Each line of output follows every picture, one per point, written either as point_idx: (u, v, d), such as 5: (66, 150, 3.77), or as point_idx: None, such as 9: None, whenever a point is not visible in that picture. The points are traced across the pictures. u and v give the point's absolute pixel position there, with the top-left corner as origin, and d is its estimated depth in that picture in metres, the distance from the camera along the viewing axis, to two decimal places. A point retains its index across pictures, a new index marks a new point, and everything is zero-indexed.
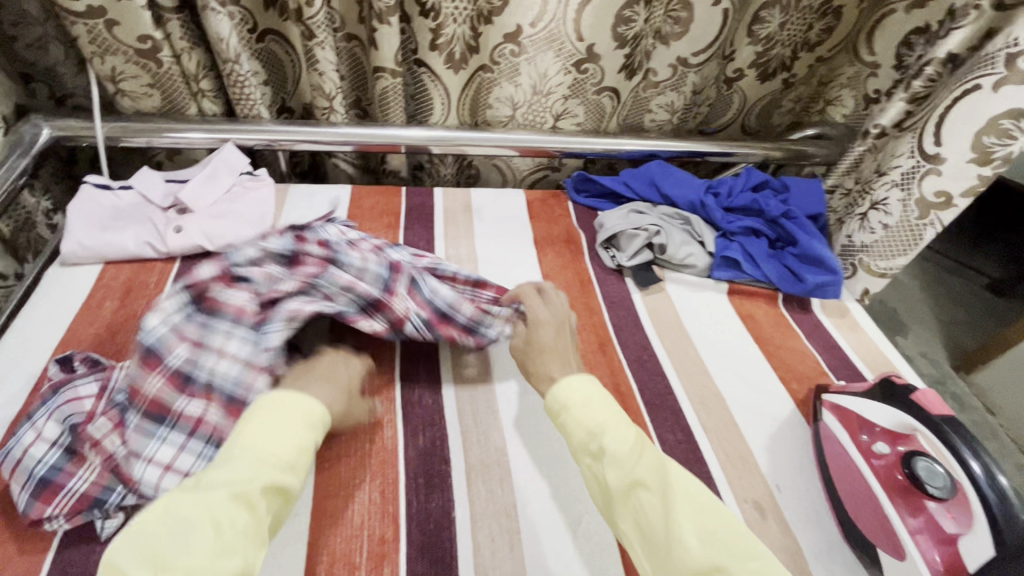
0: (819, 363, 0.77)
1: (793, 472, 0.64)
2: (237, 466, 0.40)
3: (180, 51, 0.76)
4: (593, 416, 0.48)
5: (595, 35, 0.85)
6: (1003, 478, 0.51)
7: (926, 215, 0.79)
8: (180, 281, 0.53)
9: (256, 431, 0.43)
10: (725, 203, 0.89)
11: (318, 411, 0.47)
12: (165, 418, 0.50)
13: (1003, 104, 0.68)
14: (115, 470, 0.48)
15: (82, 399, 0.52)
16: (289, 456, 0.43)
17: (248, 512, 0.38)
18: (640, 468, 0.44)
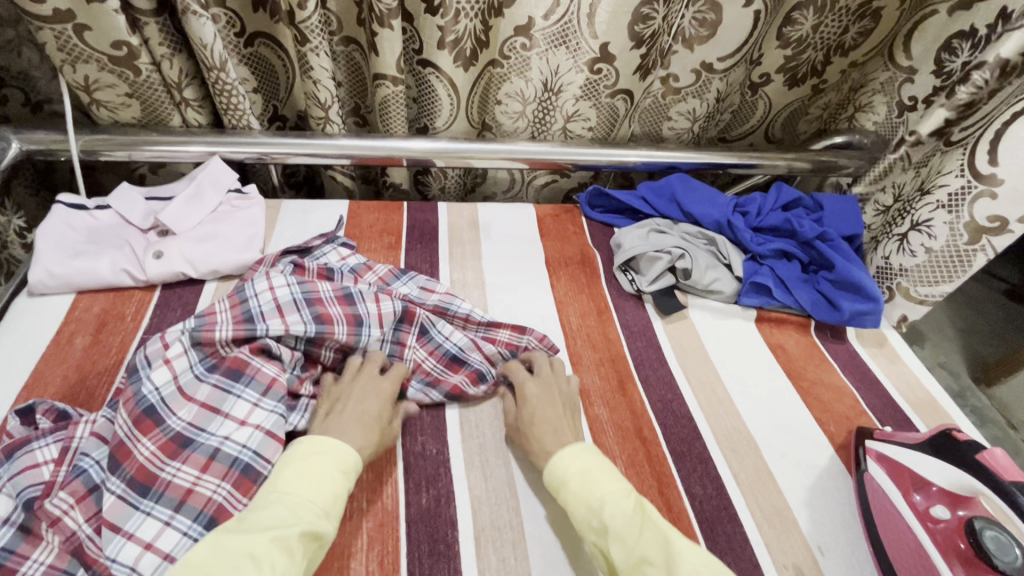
0: (858, 402, 0.70)
1: (836, 530, 0.58)
2: (278, 510, 0.42)
3: (159, 58, 0.69)
4: (592, 491, 0.49)
5: (610, 33, 0.78)
6: None
7: (977, 240, 0.72)
8: (196, 342, 0.52)
9: (293, 476, 0.45)
10: (754, 223, 0.82)
11: (351, 458, 0.48)
12: (144, 492, 0.44)
13: None
14: (78, 551, 0.42)
15: (39, 466, 0.45)
16: (325, 502, 0.44)
17: (286, 554, 0.40)
18: (644, 543, 0.45)
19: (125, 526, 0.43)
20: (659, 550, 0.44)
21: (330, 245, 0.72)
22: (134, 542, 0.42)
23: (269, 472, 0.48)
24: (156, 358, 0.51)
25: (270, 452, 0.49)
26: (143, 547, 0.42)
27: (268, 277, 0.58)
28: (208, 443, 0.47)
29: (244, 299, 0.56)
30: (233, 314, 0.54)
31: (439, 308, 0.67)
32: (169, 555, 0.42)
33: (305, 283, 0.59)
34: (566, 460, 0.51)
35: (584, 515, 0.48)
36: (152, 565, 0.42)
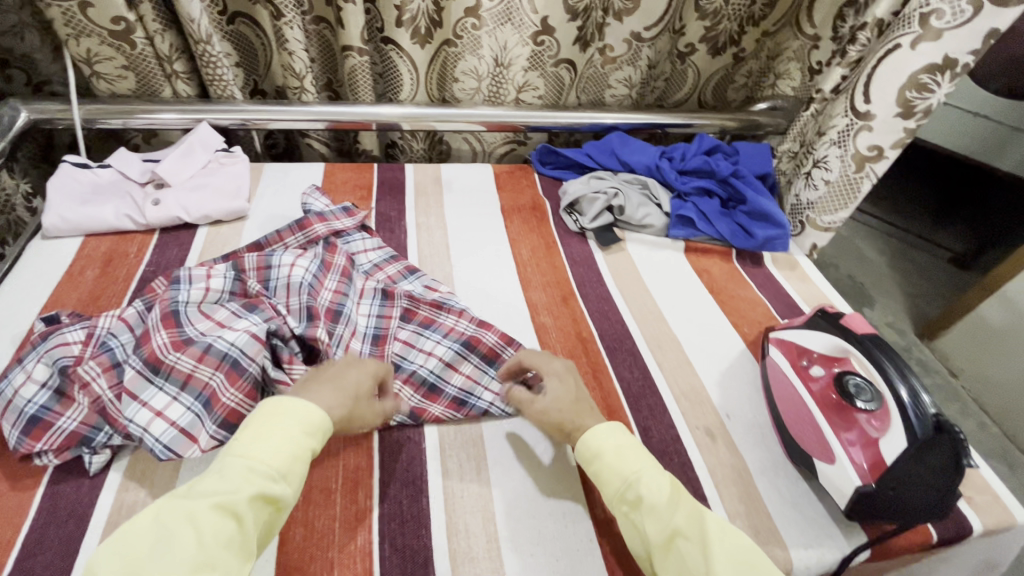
0: (769, 309, 0.82)
1: (741, 402, 0.69)
2: (230, 473, 0.42)
3: (153, 33, 0.79)
4: (626, 466, 0.51)
5: (548, 7, 0.90)
6: (927, 399, 0.55)
7: (862, 167, 0.85)
8: (227, 276, 0.62)
9: (247, 441, 0.44)
10: (679, 166, 0.95)
11: (317, 420, 0.47)
12: (156, 371, 0.52)
13: (919, 60, 0.74)
14: (103, 411, 0.51)
15: (69, 344, 0.54)
16: (280, 464, 0.43)
17: (232, 522, 0.40)
18: (679, 518, 0.47)
19: (142, 395, 0.51)
20: (693, 525, 0.47)
21: (359, 231, 0.79)
22: (147, 409, 0.50)
23: (254, 369, 0.54)
24: (198, 278, 0.60)
25: (255, 353, 0.54)
26: (155, 413, 0.50)
27: (296, 256, 0.66)
28: (206, 339, 0.53)
29: (270, 265, 0.65)
30: (257, 271, 0.64)
31: (434, 307, 0.69)
32: (174, 422, 0.50)
33: (322, 271, 0.67)
34: (599, 434, 0.53)
35: (618, 487, 0.50)
36: (160, 429, 0.50)
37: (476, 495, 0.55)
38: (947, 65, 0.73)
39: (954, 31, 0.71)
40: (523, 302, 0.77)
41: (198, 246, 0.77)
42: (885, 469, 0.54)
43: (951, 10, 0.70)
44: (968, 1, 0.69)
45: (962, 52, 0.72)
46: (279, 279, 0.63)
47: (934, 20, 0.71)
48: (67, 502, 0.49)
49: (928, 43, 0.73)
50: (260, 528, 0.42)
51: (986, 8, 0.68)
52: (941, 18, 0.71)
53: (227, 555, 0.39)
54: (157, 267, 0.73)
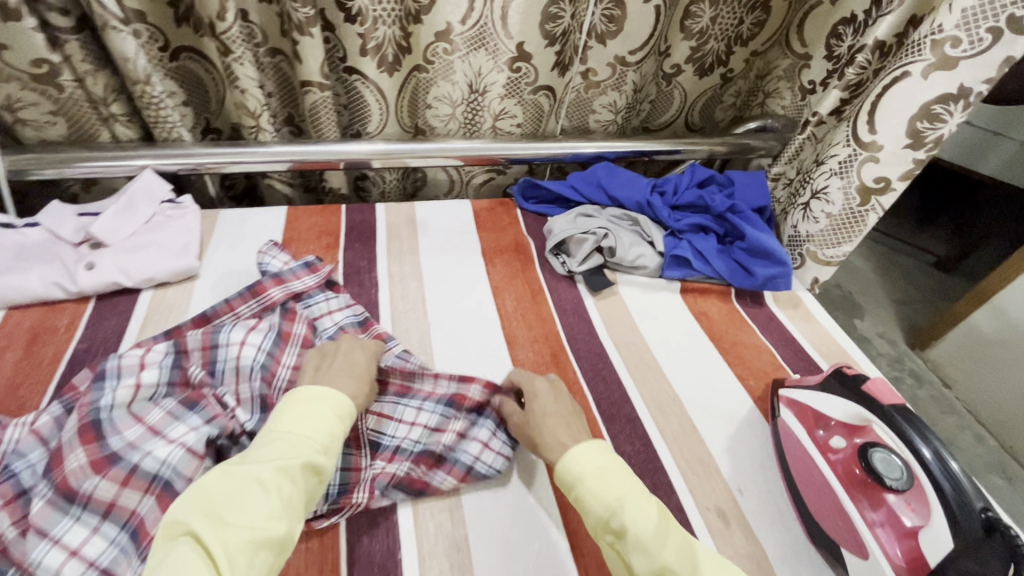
0: (775, 357, 0.76)
1: (753, 473, 0.62)
2: (284, 443, 0.43)
3: (83, 74, 0.71)
4: (611, 492, 0.46)
5: (524, 33, 0.83)
6: (954, 463, 0.50)
7: (867, 201, 0.80)
8: (164, 364, 0.54)
9: (293, 417, 0.45)
10: (671, 202, 0.89)
11: (346, 405, 0.49)
12: (70, 499, 0.43)
13: (933, 90, 0.69)
14: None
15: None
16: (324, 439, 0.45)
17: (291, 481, 0.41)
18: (667, 550, 0.42)
19: (52, 531, 0.41)
20: (682, 558, 0.42)
21: (322, 289, 0.70)
22: (60, 547, 0.41)
23: None
24: (128, 372, 0.52)
25: (192, 470, 0.47)
26: (68, 553, 0.41)
27: (246, 330, 0.58)
28: (133, 457, 0.46)
29: (216, 343, 0.56)
30: (201, 353, 0.56)
31: (404, 376, 0.61)
32: (94, 562, 0.41)
33: (280, 346, 0.59)
34: (581, 456, 0.50)
35: (600, 513, 0.46)
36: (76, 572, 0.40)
37: None
38: (960, 95, 0.68)
39: (971, 60, 0.66)
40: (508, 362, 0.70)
41: (140, 314, 0.68)
42: (928, 568, 0.48)
43: (968, 38, 0.65)
44: (986, 28, 0.64)
45: (977, 81, 0.67)
46: (228, 359, 0.56)
47: (950, 48, 0.66)
48: None
49: (941, 72, 0.68)
50: (309, 496, 0.43)
51: (1005, 36, 0.63)
52: (957, 46, 0.66)
53: (292, 508, 0.40)
54: (90, 344, 0.64)
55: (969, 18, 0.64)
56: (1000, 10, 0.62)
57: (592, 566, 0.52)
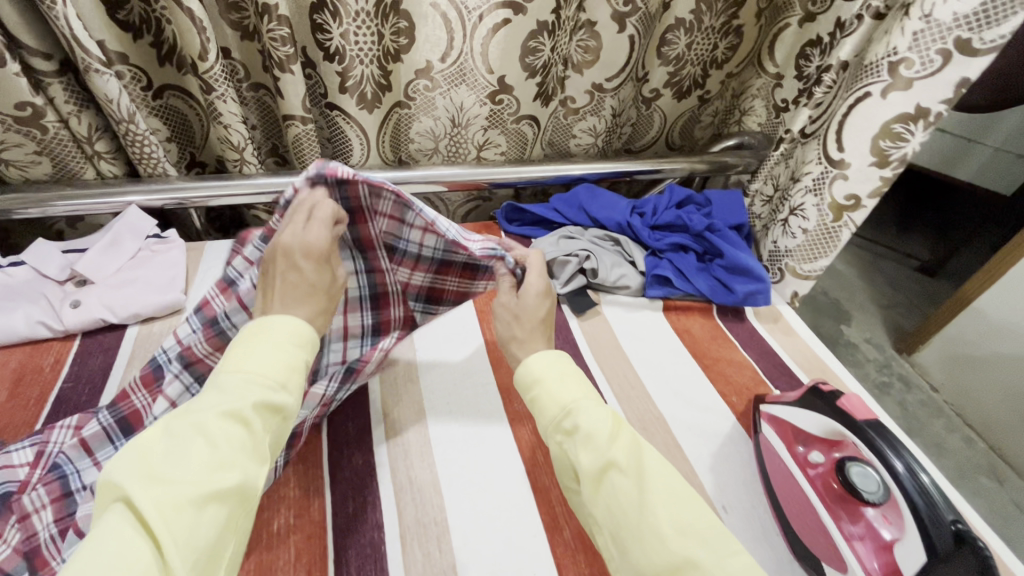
0: (757, 372, 0.78)
1: (737, 489, 0.63)
2: (230, 387, 0.40)
3: (67, 115, 0.72)
4: (566, 396, 0.51)
5: (505, 67, 0.85)
6: (926, 476, 0.52)
7: (840, 218, 0.82)
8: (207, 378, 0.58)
9: (240, 356, 0.42)
10: (650, 222, 0.90)
11: (307, 333, 0.46)
12: None
13: (890, 109, 0.72)
14: (31, 553, 0.46)
15: (14, 467, 0.51)
16: (278, 374, 0.42)
17: (242, 428, 0.39)
18: (614, 449, 0.46)
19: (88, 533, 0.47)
20: (631, 459, 0.46)
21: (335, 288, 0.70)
22: None
23: None
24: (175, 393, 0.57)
25: None
26: None
27: None
28: None
29: None
30: None
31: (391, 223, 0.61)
32: None
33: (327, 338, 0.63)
34: (541, 363, 0.54)
35: (555, 414, 0.50)
36: None
37: None
38: (919, 114, 0.70)
39: (925, 80, 0.68)
40: (495, 386, 0.72)
41: (126, 351, 0.69)
42: None
43: (920, 59, 0.68)
44: (936, 49, 0.66)
45: (936, 102, 0.69)
46: None
47: (905, 69, 0.69)
48: None
49: (898, 92, 0.70)
50: (268, 436, 0.41)
51: (955, 57, 0.66)
52: (910, 67, 0.69)
53: (245, 456, 0.38)
54: (76, 382, 0.64)
55: (921, 40, 0.67)
56: (946, 32, 0.65)
57: None
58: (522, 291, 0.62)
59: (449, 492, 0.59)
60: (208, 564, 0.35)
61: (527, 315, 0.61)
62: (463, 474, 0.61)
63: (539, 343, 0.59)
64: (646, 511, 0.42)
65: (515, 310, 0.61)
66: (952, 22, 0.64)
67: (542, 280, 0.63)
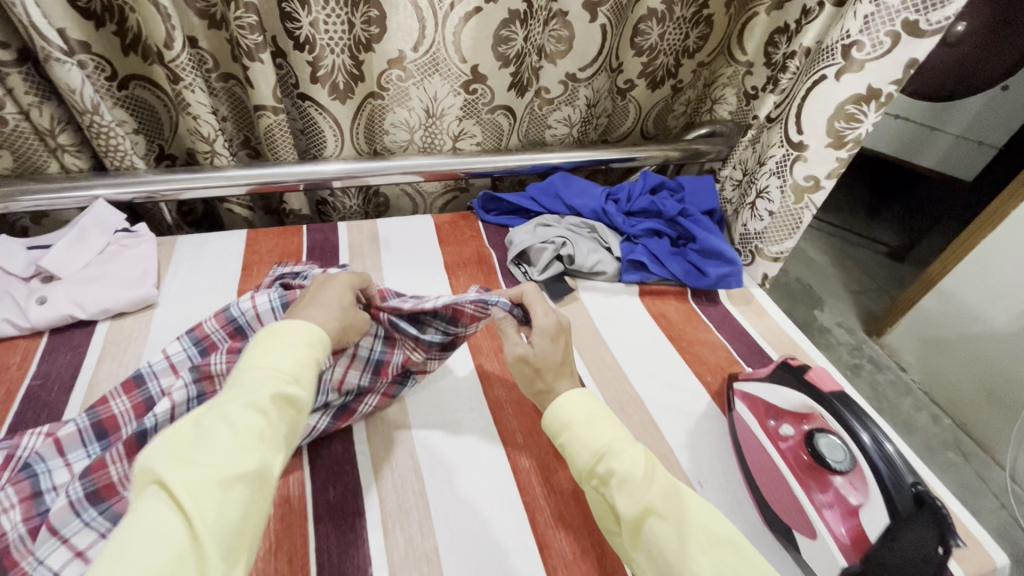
0: (731, 352, 0.80)
1: (712, 465, 0.65)
2: (250, 382, 0.43)
3: (27, 106, 0.70)
4: (599, 437, 0.51)
5: (477, 56, 0.85)
6: (889, 445, 0.55)
7: (802, 199, 0.84)
8: (193, 373, 0.56)
9: (259, 354, 0.45)
10: (626, 208, 0.92)
11: (315, 335, 0.48)
12: (96, 502, 0.47)
13: (845, 91, 0.74)
14: None
15: None
16: (293, 369, 0.45)
17: (261, 416, 0.41)
18: (651, 494, 0.46)
19: (63, 530, 0.45)
20: (669, 504, 0.46)
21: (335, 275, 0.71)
22: (67, 547, 0.44)
23: None
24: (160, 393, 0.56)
25: None
26: (75, 553, 0.44)
27: None
28: None
29: None
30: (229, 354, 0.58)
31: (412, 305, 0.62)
32: None
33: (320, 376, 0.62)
34: (568, 405, 0.54)
35: (588, 460, 0.50)
36: (78, 572, 0.44)
37: None
38: (870, 95, 0.73)
39: (876, 62, 0.70)
40: (475, 373, 0.73)
41: (96, 347, 0.67)
42: (870, 544, 0.52)
43: (870, 42, 0.70)
44: (885, 32, 0.68)
45: (886, 82, 0.71)
46: None
47: (856, 52, 0.71)
48: None
49: (851, 74, 0.72)
50: (285, 429, 0.43)
51: (902, 38, 0.68)
52: (861, 50, 0.71)
53: (265, 443, 0.40)
54: (44, 379, 0.63)
55: (872, 23, 0.69)
56: (894, 14, 0.67)
57: (559, 567, 0.54)
58: (535, 335, 0.59)
59: (431, 476, 0.60)
60: (236, 547, 0.36)
61: (547, 367, 0.57)
62: (443, 460, 0.62)
63: (563, 388, 0.57)
64: (689, 562, 0.42)
65: (532, 364, 0.57)
66: (899, 4, 0.66)
67: (549, 319, 0.60)
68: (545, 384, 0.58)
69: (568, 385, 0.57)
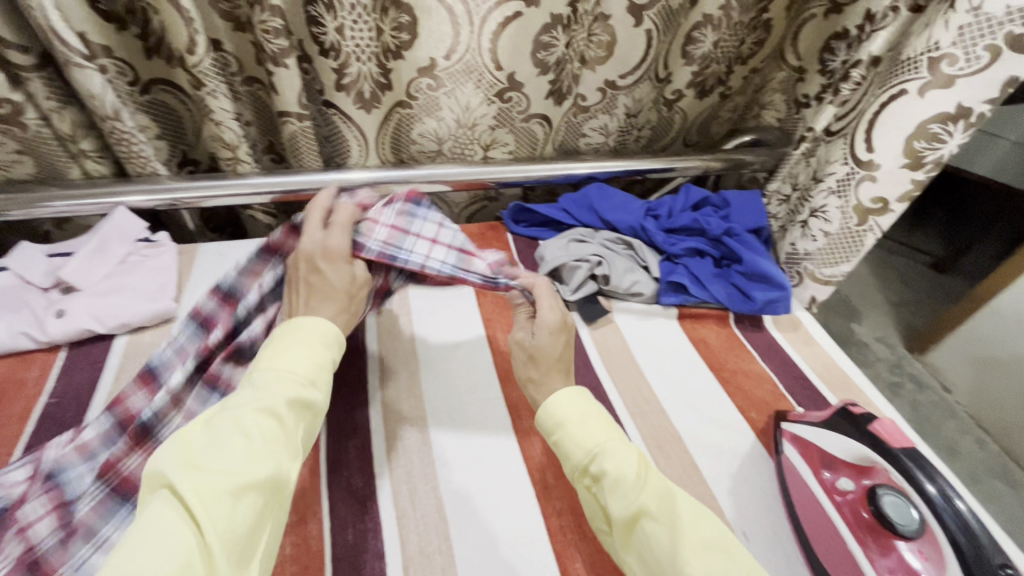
0: (777, 386, 0.74)
1: (759, 515, 0.60)
2: (262, 383, 0.43)
3: (48, 112, 0.68)
4: (591, 436, 0.49)
5: (515, 63, 0.80)
6: (961, 501, 0.49)
7: (865, 221, 0.77)
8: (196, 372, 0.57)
9: (274, 355, 0.46)
10: (666, 225, 0.87)
11: (331, 332, 0.50)
12: (121, 503, 0.49)
13: (930, 108, 0.67)
14: (31, 566, 0.43)
15: (12, 487, 0.49)
16: (307, 372, 0.46)
17: (275, 421, 0.41)
18: (646, 496, 0.44)
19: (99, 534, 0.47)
20: (664, 506, 0.44)
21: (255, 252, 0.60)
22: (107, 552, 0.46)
23: None
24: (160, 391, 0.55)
25: None
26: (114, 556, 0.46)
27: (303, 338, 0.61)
28: None
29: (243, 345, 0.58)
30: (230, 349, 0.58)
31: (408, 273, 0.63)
32: None
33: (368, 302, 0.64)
34: (564, 404, 0.52)
35: (581, 459, 0.49)
36: None
37: None
38: (959, 113, 0.65)
39: (969, 79, 0.63)
40: (502, 401, 0.67)
41: (114, 362, 0.65)
42: None
43: (966, 56, 0.63)
44: (983, 46, 0.61)
45: (978, 102, 0.64)
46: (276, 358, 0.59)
47: (947, 66, 0.64)
48: None
49: (937, 90, 0.65)
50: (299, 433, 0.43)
51: (1004, 54, 0.60)
52: (954, 64, 0.64)
53: (278, 448, 0.40)
54: (61, 398, 0.61)
55: (965, 35, 0.62)
56: (996, 26, 0.60)
57: None
58: (536, 328, 0.58)
59: (456, 515, 0.56)
60: (247, 555, 0.36)
61: (542, 356, 0.57)
62: (468, 498, 0.57)
63: (556, 385, 0.55)
64: (679, 564, 0.40)
65: (530, 352, 0.57)
66: (1003, 16, 0.59)
67: (553, 314, 0.59)
68: (537, 373, 0.57)
69: (561, 382, 0.55)
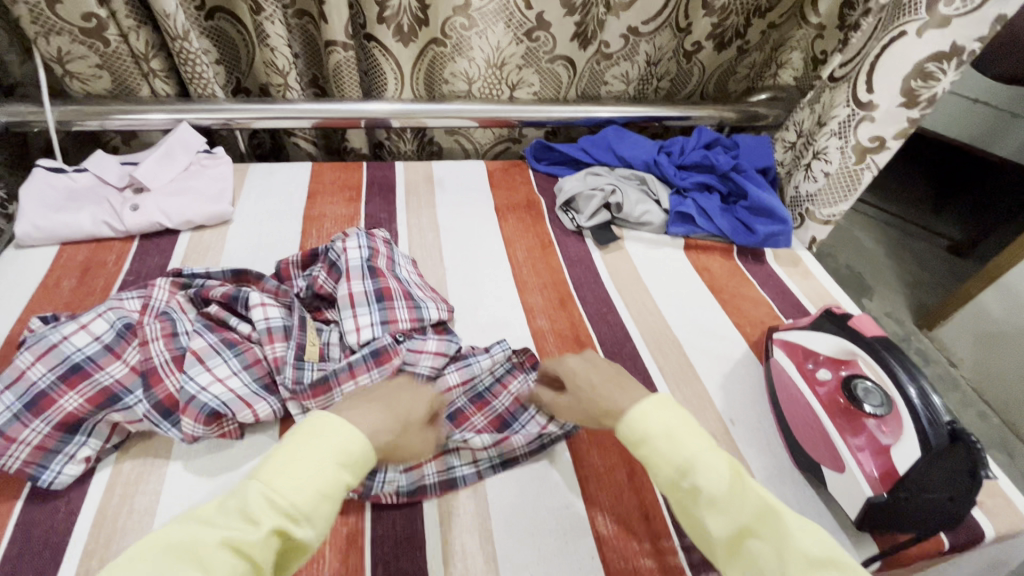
0: (772, 308, 0.80)
1: (745, 407, 0.67)
2: (245, 500, 0.35)
3: (126, 30, 0.75)
4: (683, 451, 0.43)
5: (543, 3, 0.87)
6: (936, 398, 0.54)
7: (863, 160, 0.83)
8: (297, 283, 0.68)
9: (281, 465, 0.37)
10: (677, 161, 0.93)
11: (358, 450, 0.39)
12: (230, 346, 0.59)
13: (925, 48, 0.72)
14: (147, 372, 0.54)
15: (127, 310, 0.59)
16: (310, 501, 0.36)
17: (243, 563, 0.33)
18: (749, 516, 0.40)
19: (207, 361, 0.57)
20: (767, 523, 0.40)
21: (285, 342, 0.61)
22: (210, 374, 0.56)
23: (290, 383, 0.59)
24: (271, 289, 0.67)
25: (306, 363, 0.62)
26: (215, 379, 0.56)
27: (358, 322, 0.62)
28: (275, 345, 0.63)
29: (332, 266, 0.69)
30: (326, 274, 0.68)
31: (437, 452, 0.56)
32: (232, 389, 0.56)
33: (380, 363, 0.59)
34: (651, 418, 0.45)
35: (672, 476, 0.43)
36: (219, 391, 0.55)
37: (472, 514, 0.53)
38: (953, 53, 0.71)
39: (962, 18, 0.68)
40: (519, 304, 0.75)
41: (179, 252, 0.74)
42: (897, 479, 0.53)
43: None
44: None
45: (971, 39, 0.70)
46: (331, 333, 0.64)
47: (943, 6, 0.69)
48: (42, 529, 0.48)
49: (934, 30, 0.70)
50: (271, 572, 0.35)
51: None
52: (950, 4, 0.68)
53: None
54: (137, 276, 0.70)
55: None
56: None
57: (590, 476, 0.57)
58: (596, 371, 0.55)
59: None
60: None
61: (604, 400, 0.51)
62: None
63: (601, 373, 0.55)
64: None
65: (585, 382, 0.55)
66: None
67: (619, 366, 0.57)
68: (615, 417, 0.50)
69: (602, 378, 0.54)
